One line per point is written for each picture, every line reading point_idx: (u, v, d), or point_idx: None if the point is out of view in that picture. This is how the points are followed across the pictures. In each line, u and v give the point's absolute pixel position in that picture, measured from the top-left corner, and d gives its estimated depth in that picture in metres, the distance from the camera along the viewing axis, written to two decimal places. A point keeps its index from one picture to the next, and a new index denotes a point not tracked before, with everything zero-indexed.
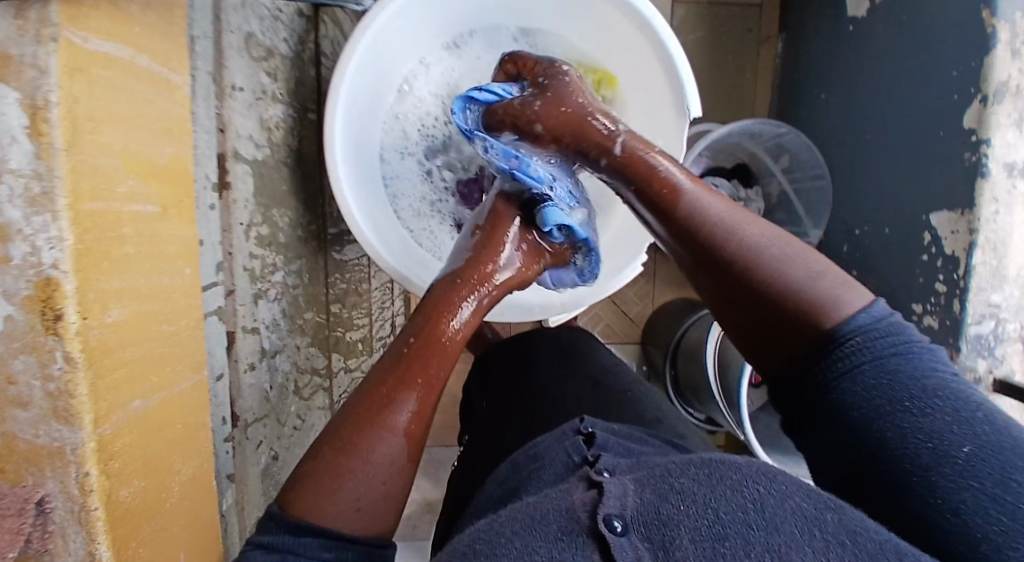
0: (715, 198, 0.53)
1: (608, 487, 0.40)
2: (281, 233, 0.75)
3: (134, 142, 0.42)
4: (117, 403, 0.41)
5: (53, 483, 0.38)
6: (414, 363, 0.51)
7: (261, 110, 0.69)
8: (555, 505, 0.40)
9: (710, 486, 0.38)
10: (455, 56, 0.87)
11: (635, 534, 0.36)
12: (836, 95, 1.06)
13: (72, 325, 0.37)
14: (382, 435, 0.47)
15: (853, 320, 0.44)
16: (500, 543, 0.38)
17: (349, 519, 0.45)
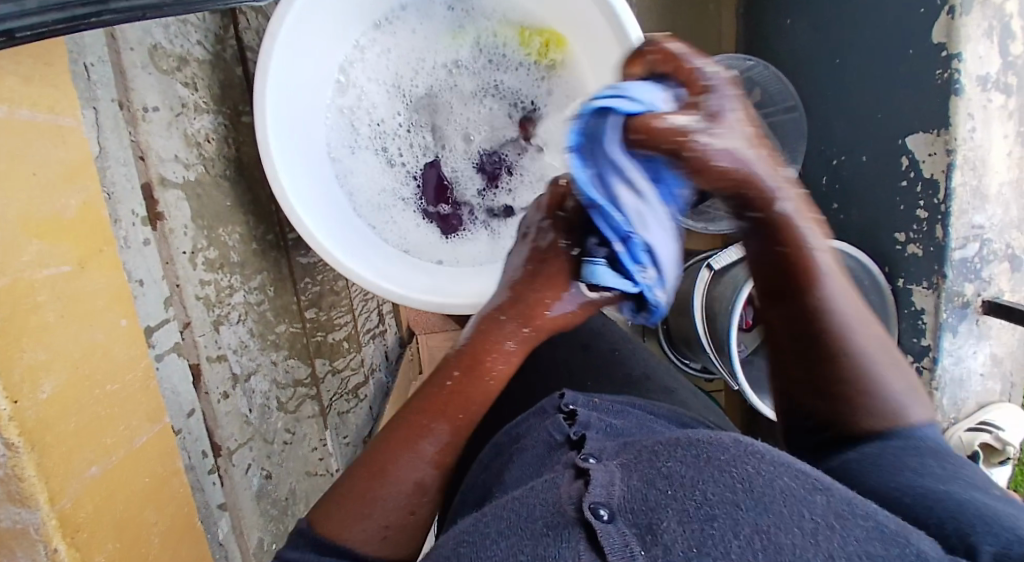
0: (846, 286, 0.43)
1: (593, 474, 0.34)
2: (234, 251, 0.73)
3: (32, 201, 0.39)
4: (73, 473, 0.40)
5: (26, 560, 0.39)
6: (455, 396, 0.46)
7: (186, 124, 0.66)
8: (540, 500, 0.33)
9: (697, 468, 0.32)
10: (389, 37, 0.83)
11: (623, 522, 0.29)
12: (801, 19, 1.01)
13: (3, 410, 0.35)
14: (414, 464, 0.44)
15: (918, 432, 0.42)
16: (478, 548, 0.32)
17: (375, 545, 0.42)
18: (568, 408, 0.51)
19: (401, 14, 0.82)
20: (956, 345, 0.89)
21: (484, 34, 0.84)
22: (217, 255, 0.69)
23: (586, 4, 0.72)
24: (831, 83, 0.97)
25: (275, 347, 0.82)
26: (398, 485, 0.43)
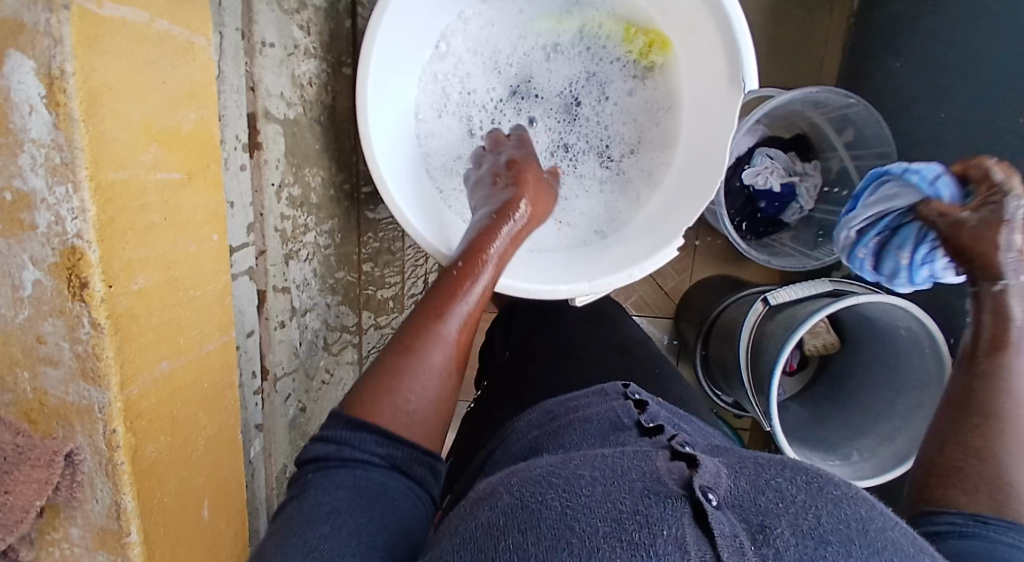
0: None
1: (701, 462, 0.40)
2: (313, 193, 0.76)
3: (158, 110, 0.42)
4: (146, 365, 0.42)
5: (82, 436, 0.40)
6: (458, 280, 0.52)
7: (294, 66, 0.69)
8: (638, 465, 0.39)
9: (807, 493, 0.37)
10: (495, 12, 0.84)
11: (729, 512, 0.35)
12: (913, 65, 0.97)
13: (97, 292, 0.37)
14: (435, 341, 0.48)
15: None
16: (574, 482, 0.38)
17: (405, 419, 0.46)
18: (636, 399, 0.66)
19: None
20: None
21: (589, 24, 0.85)
22: (299, 194, 0.72)
23: (699, 11, 0.71)
24: (934, 134, 0.94)
25: (330, 290, 0.85)
26: (430, 370, 0.47)
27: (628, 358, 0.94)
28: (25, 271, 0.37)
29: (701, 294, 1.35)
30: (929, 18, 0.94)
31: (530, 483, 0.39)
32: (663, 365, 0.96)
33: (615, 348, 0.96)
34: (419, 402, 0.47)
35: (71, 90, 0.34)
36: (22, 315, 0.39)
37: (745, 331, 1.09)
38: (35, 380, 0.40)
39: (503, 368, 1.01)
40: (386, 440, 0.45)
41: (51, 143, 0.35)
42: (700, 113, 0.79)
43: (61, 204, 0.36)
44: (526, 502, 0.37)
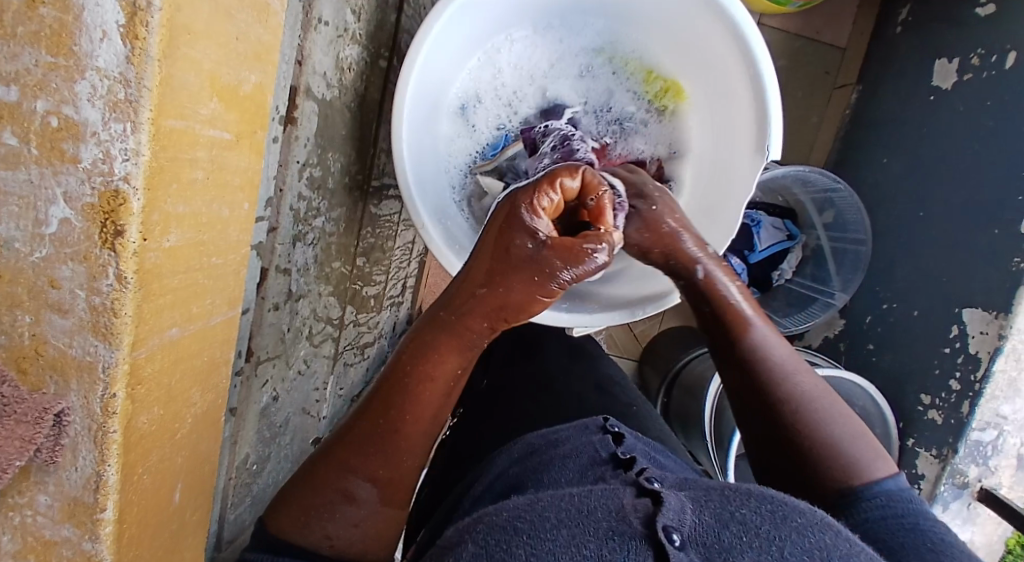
0: (778, 345, 0.58)
1: (666, 500, 0.43)
2: (331, 178, 0.73)
3: (224, 63, 0.39)
4: (159, 327, 0.39)
5: (75, 397, 0.36)
6: (391, 397, 0.51)
7: (339, 48, 0.67)
8: (604, 506, 0.42)
9: (772, 524, 0.40)
10: (541, 37, 0.80)
11: (692, 550, 0.37)
12: (898, 161, 1.05)
13: (132, 243, 0.35)
14: (353, 479, 0.52)
15: (879, 486, 0.49)
16: (539, 529, 0.41)
17: (323, 545, 0.53)
18: (616, 431, 0.66)
19: (556, 20, 0.79)
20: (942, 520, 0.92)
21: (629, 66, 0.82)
22: (318, 176, 0.70)
23: (742, 78, 0.72)
24: (920, 228, 1.00)
25: (324, 281, 0.81)
26: (346, 507, 0.52)
27: (605, 395, 0.93)
28: (54, 206, 0.34)
29: (668, 342, 1.37)
30: (924, 123, 1.02)
31: (495, 534, 0.41)
32: (639, 405, 0.94)
33: (593, 385, 0.95)
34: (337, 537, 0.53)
35: (152, 25, 0.32)
36: (37, 254, 0.35)
37: (712, 387, 1.09)
38: (35, 326, 0.36)
39: (480, 396, 1.00)
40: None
41: (117, 75, 0.32)
42: (715, 172, 0.79)
43: (114, 142, 0.33)
44: (492, 549, 0.40)
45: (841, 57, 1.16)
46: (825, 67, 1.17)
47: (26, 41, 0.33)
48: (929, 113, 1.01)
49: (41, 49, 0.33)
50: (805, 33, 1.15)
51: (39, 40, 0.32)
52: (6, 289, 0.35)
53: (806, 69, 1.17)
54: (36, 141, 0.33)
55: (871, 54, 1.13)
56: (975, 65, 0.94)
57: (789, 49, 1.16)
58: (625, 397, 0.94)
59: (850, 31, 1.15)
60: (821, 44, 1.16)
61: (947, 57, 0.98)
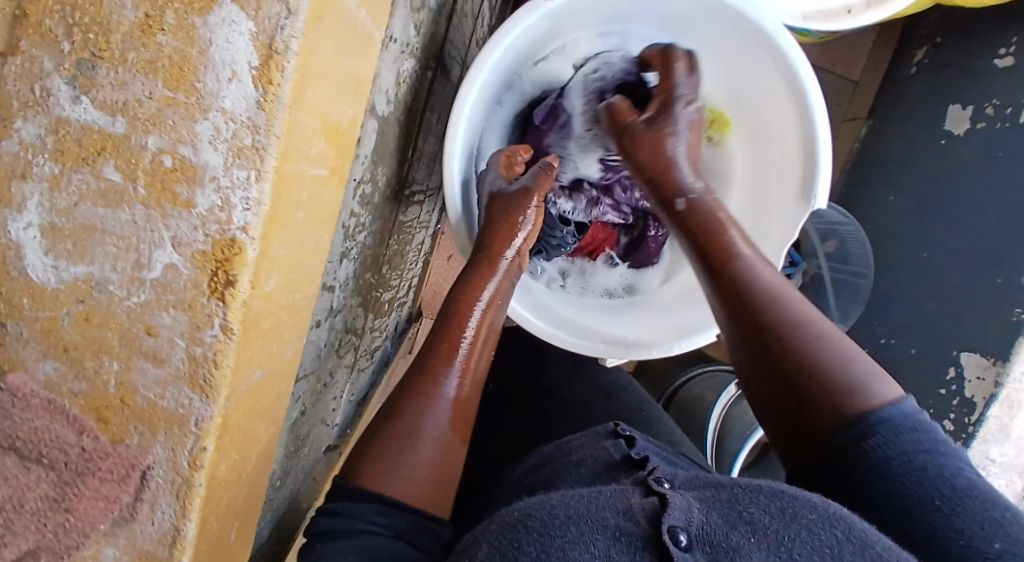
0: (773, 273, 0.48)
1: (673, 499, 0.39)
2: (377, 193, 0.71)
3: (334, 102, 0.37)
4: (247, 373, 0.37)
5: (162, 449, 0.34)
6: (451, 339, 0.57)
7: (400, 63, 0.65)
8: (612, 504, 0.39)
9: (781, 522, 0.35)
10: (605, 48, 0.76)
11: (699, 553, 0.34)
12: (900, 200, 0.94)
13: (241, 293, 0.32)
14: (433, 404, 0.54)
15: (882, 414, 0.40)
16: (548, 525, 0.38)
17: (400, 484, 0.50)
18: (626, 434, 0.64)
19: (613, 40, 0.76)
20: None
21: None
22: (368, 192, 0.67)
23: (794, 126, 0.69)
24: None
25: (356, 293, 0.78)
26: (426, 437, 0.52)
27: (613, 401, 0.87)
28: (159, 250, 0.31)
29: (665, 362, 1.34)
30: (927, 165, 0.92)
31: (504, 534, 0.38)
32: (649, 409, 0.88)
33: (604, 392, 0.88)
34: (413, 465, 0.51)
35: (287, 70, 0.30)
36: (134, 298, 0.32)
37: (717, 410, 1.08)
38: (124, 373, 0.33)
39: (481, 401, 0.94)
40: (387, 509, 0.48)
41: (245, 120, 0.30)
42: (758, 211, 0.77)
43: (236, 190, 0.31)
44: (504, 549, 0.37)
45: (851, 92, 1.07)
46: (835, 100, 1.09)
47: (138, 69, 0.30)
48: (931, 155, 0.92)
49: (158, 82, 0.30)
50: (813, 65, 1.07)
51: (157, 72, 0.30)
52: (96, 333, 0.33)
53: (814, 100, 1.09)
54: (143, 179, 0.31)
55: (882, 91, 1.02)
56: (989, 115, 0.85)
57: None
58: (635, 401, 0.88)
59: (862, 66, 1.06)
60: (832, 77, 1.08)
61: (960, 102, 0.89)
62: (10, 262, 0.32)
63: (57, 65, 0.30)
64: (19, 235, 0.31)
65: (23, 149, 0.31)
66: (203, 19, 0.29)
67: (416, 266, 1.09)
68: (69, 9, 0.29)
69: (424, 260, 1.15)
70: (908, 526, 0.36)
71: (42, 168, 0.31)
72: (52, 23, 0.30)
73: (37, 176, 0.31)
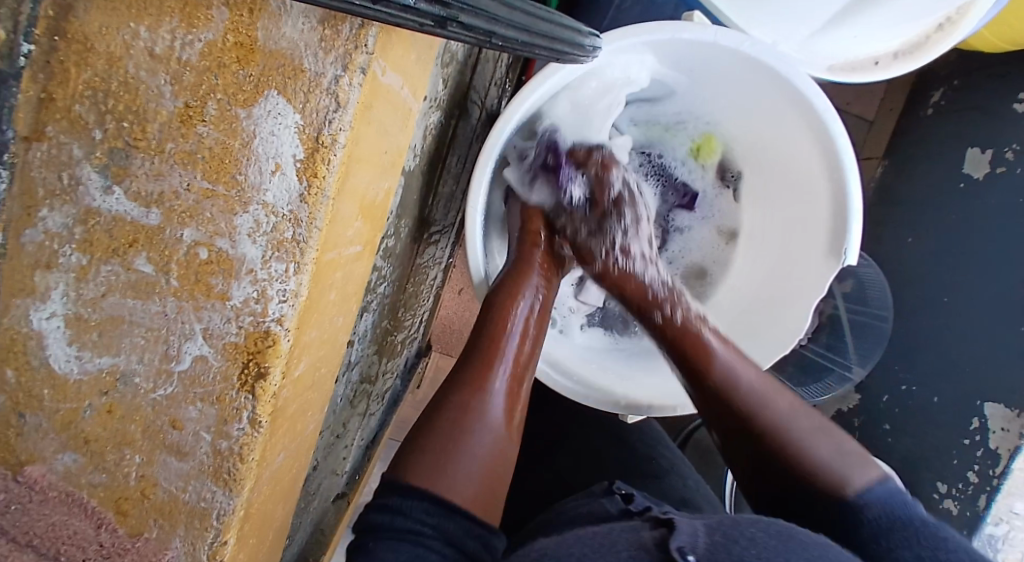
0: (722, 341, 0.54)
1: (679, 525, 0.40)
2: (399, 244, 0.70)
3: (373, 181, 0.37)
4: (271, 460, 0.36)
5: (182, 543, 0.32)
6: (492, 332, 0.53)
7: (427, 118, 0.64)
8: (625, 535, 0.41)
9: (778, 542, 0.38)
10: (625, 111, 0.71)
11: None
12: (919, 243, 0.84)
13: (273, 386, 0.31)
14: (477, 405, 0.49)
15: (875, 493, 0.46)
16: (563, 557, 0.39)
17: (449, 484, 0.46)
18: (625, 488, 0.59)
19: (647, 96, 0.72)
20: None
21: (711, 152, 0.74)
22: (391, 245, 0.66)
23: (819, 172, 0.63)
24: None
25: (373, 343, 0.77)
26: (471, 443, 0.48)
27: (626, 448, 0.77)
28: (189, 342, 0.30)
29: None
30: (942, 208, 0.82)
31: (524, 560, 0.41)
32: (664, 456, 0.78)
33: (614, 436, 0.79)
34: (464, 469, 0.47)
35: (333, 161, 0.29)
36: (160, 391, 0.31)
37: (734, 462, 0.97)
38: (146, 467, 0.32)
39: None
40: (436, 509, 0.44)
41: (287, 213, 0.29)
42: (784, 258, 0.71)
43: (274, 282, 0.30)
44: None
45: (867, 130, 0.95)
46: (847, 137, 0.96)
47: (176, 160, 0.29)
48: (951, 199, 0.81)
49: (197, 173, 0.29)
50: (830, 101, 0.95)
51: (196, 163, 0.29)
52: (118, 425, 0.31)
53: None
54: (176, 271, 0.30)
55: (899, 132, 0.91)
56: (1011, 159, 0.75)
57: None
58: (647, 443, 0.79)
59: (878, 104, 0.94)
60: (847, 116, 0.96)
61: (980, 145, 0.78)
62: (30, 351, 0.31)
63: (87, 153, 0.29)
64: (41, 324, 0.30)
65: (48, 238, 0.30)
66: (248, 110, 0.28)
67: (432, 305, 1.08)
68: (101, 95, 0.29)
69: (440, 299, 1.13)
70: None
71: (68, 258, 0.30)
72: (82, 109, 0.29)
73: (63, 267, 0.30)
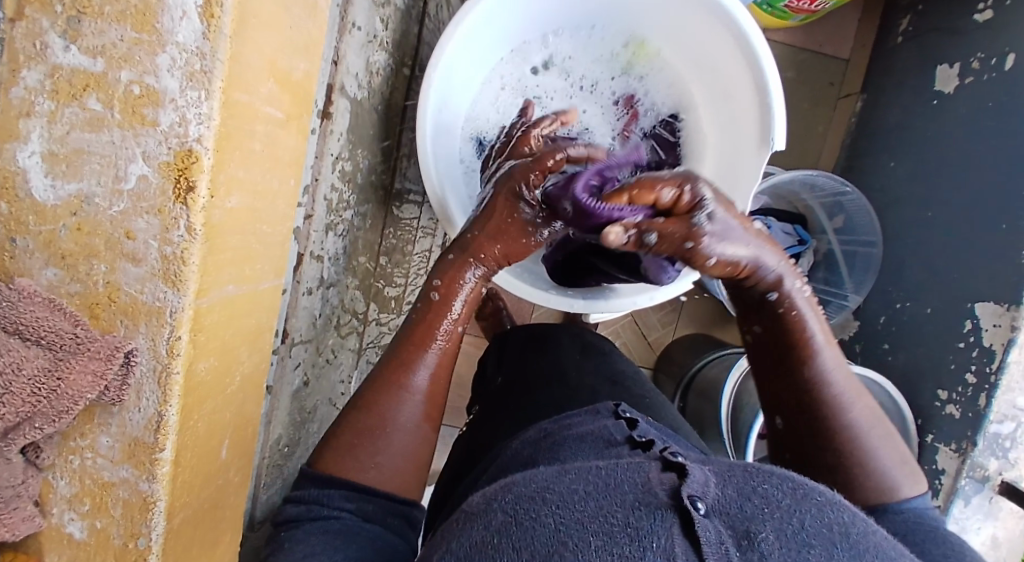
0: (840, 362, 0.51)
1: (689, 470, 0.39)
2: (359, 174, 0.79)
3: (281, 50, 0.44)
4: (219, 284, 0.43)
5: (144, 338, 0.40)
6: (423, 327, 0.54)
7: (369, 53, 0.73)
8: (629, 478, 0.39)
9: (793, 497, 0.37)
10: (562, 39, 0.86)
11: (717, 520, 0.35)
12: (904, 166, 1.02)
13: (201, 199, 0.39)
14: (406, 392, 0.53)
15: (908, 503, 0.48)
16: (567, 499, 0.37)
17: (368, 472, 0.50)
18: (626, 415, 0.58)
19: (591, 24, 0.85)
20: (963, 516, 0.83)
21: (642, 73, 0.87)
22: (349, 169, 0.75)
23: (741, 69, 0.74)
24: (925, 226, 0.97)
25: (350, 275, 0.86)
26: (397, 428, 0.52)
27: (621, 389, 0.80)
28: (133, 164, 0.39)
29: (683, 347, 1.26)
30: (924, 127, 0.99)
31: (518, 505, 0.38)
32: (657, 398, 0.82)
33: (608, 379, 0.82)
34: (384, 462, 0.51)
35: (225, 5, 0.37)
36: (115, 208, 0.39)
37: (728, 384, 1.01)
38: (112, 274, 0.40)
39: (490, 394, 0.86)
40: (354, 494, 0.49)
41: (194, 49, 0.37)
42: (727, 153, 0.80)
43: (190, 108, 0.38)
44: (520, 518, 0.36)
45: (844, 69, 1.16)
46: (829, 78, 1.16)
47: (113, 19, 0.37)
48: (930, 116, 0.99)
49: (128, 26, 0.37)
50: (807, 44, 1.15)
51: (125, 18, 0.37)
52: (86, 240, 0.40)
53: (812, 78, 1.16)
54: (119, 106, 0.38)
55: (874, 62, 1.12)
56: (975, 68, 0.91)
57: (797, 59, 1.15)
58: (640, 388, 0.82)
59: (852, 43, 1.15)
60: (824, 57, 1.16)
61: (948, 63, 0.96)
62: (17, 186, 0.39)
63: (52, 23, 0.37)
64: (25, 162, 0.39)
65: (28, 93, 0.38)
66: None
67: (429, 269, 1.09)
68: None
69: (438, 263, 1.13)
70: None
71: (42, 106, 0.38)
72: None
73: (37, 113, 0.38)
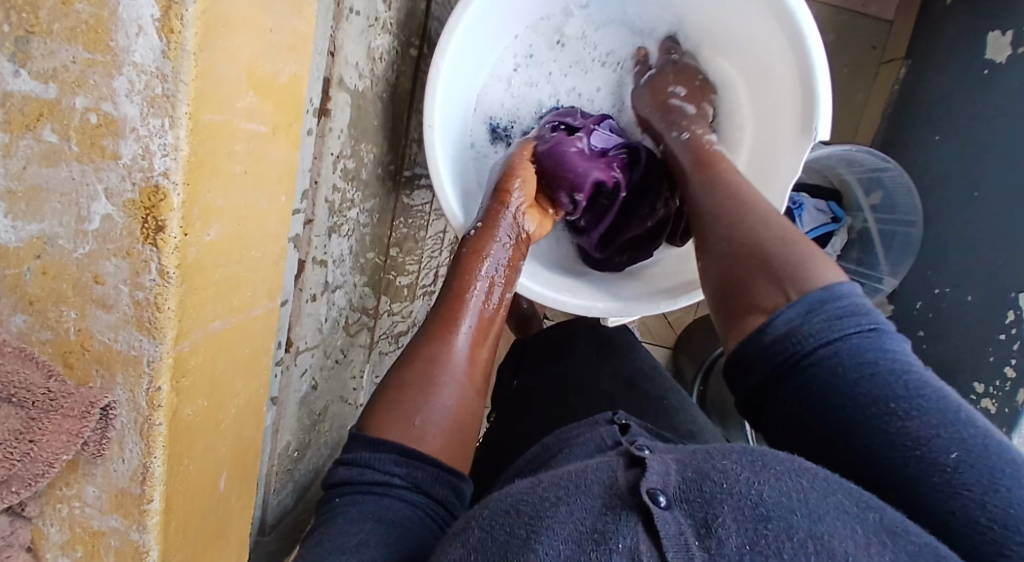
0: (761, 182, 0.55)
1: (650, 462, 0.35)
2: (364, 169, 0.74)
3: (260, 55, 0.39)
4: (201, 322, 0.39)
5: (122, 390, 0.37)
6: (457, 290, 0.57)
7: (371, 37, 0.67)
8: (596, 478, 0.35)
9: (751, 470, 0.33)
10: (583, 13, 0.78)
11: (678, 511, 0.31)
12: (950, 141, 0.92)
13: (172, 238, 0.34)
14: (449, 347, 0.53)
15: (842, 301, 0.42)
16: (539, 507, 0.33)
17: (414, 434, 0.48)
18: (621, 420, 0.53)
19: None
20: None
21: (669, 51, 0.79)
22: (352, 167, 0.70)
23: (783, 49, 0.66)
24: (967, 208, 0.88)
25: (359, 272, 0.82)
26: (446, 385, 0.51)
27: (637, 394, 0.75)
28: (96, 203, 0.34)
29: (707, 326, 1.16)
30: (973, 101, 0.89)
31: (494, 520, 0.34)
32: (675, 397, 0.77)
33: (625, 381, 0.77)
34: (428, 422, 0.49)
35: (187, 17, 0.31)
36: (80, 250, 0.35)
37: None
38: (82, 320, 0.37)
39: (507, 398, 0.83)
40: (404, 459, 0.47)
41: (154, 70, 0.32)
42: (763, 142, 0.73)
43: (154, 138, 0.33)
44: (496, 534, 0.32)
45: (887, 31, 1.06)
46: (871, 41, 1.06)
47: (64, 38, 0.32)
48: (980, 88, 0.88)
49: (79, 45, 0.32)
50: (849, 7, 1.05)
51: (76, 37, 0.32)
52: (53, 285, 0.36)
53: (853, 43, 1.06)
54: (75, 137, 0.34)
55: (921, 26, 1.02)
56: None
57: (836, 22, 1.06)
58: (659, 389, 0.77)
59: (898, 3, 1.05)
60: (868, 19, 1.06)
61: (1000, 30, 0.86)
62: None
63: None
64: None
65: None
66: None
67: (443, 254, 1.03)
68: None
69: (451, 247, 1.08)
70: (861, 440, 0.38)
71: None
72: None
73: None
